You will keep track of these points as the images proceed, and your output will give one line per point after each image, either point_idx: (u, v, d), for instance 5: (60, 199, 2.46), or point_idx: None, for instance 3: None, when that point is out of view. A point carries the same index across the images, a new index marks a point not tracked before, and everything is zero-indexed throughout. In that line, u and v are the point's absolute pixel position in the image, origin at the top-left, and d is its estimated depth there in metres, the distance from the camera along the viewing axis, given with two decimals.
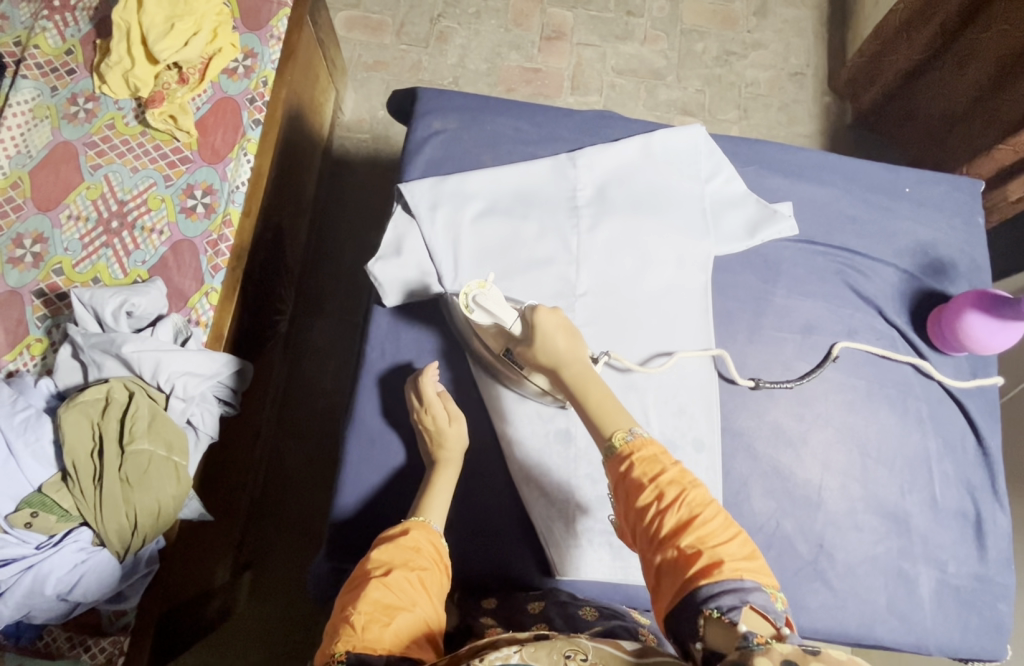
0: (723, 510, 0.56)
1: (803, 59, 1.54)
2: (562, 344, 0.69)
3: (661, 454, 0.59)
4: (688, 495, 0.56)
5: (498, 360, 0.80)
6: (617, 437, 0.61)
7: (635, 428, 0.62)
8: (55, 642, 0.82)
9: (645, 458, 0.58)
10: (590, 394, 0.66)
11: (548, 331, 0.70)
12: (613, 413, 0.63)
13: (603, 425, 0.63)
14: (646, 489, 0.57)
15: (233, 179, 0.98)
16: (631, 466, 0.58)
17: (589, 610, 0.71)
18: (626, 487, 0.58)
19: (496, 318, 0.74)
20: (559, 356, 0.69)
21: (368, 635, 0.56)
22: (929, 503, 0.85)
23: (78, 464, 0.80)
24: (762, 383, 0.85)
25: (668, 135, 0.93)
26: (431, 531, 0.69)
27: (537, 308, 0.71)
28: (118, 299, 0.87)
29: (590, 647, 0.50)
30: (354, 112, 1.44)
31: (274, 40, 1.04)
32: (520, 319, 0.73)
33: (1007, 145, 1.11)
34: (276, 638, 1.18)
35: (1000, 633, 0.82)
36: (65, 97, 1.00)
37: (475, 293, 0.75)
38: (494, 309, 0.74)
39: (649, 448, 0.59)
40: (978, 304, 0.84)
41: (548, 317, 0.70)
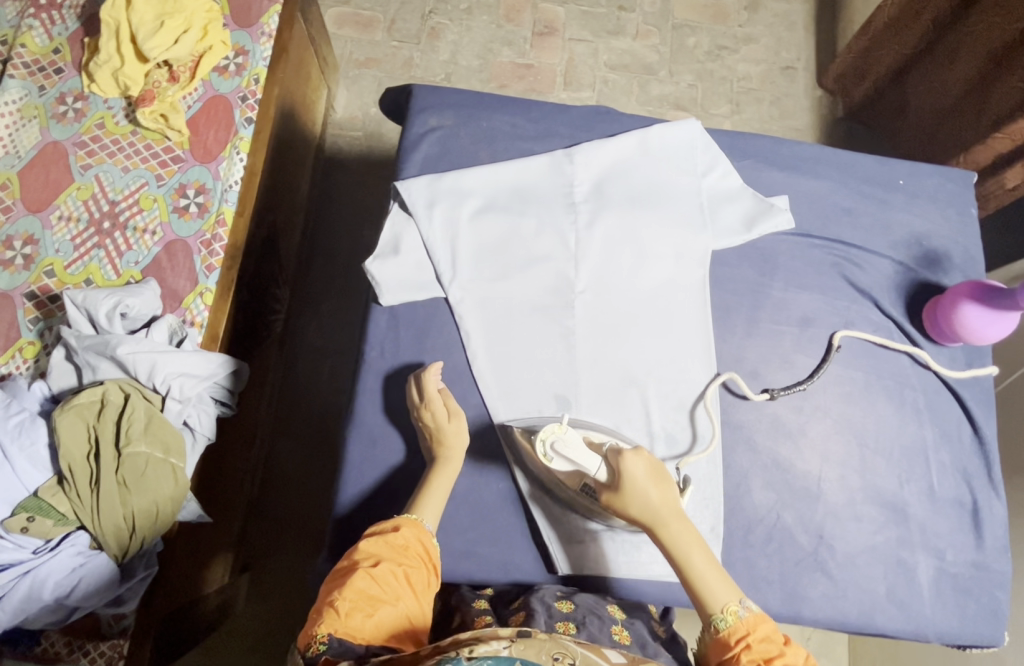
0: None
1: (795, 53, 1.54)
2: (657, 495, 0.67)
3: (775, 634, 0.61)
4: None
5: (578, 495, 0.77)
6: (728, 612, 0.62)
7: (743, 601, 0.64)
8: (54, 647, 0.81)
9: (762, 639, 0.60)
10: (694, 562, 0.65)
11: (639, 484, 0.67)
12: (714, 583, 0.64)
13: (707, 599, 0.64)
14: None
15: (226, 179, 0.97)
16: (747, 647, 0.60)
17: (565, 601, 0.73)
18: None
19: (579, 465, 0.70)
20: (654, 511, 0.66)
21: (351, 622, 0.58)
22: (927, 492, 0.85)
23: (73, 467, 0.80)
24: (776, 394, 0.85)
25: (665, 130, 0.93)
26: (422, 530, 0.69)
27: (621, 452, 0.68)
28: (112, 300, 0.86)
29: (578, 652, 0.51)
30: (346, 110, 1.43)
31: (265, 37, 1.04)
32: (604, 465, 0.69)
33: (1003, 135, 1.15)
34: (276, 638, 1.17)
35: (998, 620, 0.83)
36: (53, 96, 0.99)
37: (553, 439, 0.71)
38: (575, 456, 0.70)
39: (762, 628, 0.61)
40: (972, 295, 0.84)
41: (636, 465, 0.67)
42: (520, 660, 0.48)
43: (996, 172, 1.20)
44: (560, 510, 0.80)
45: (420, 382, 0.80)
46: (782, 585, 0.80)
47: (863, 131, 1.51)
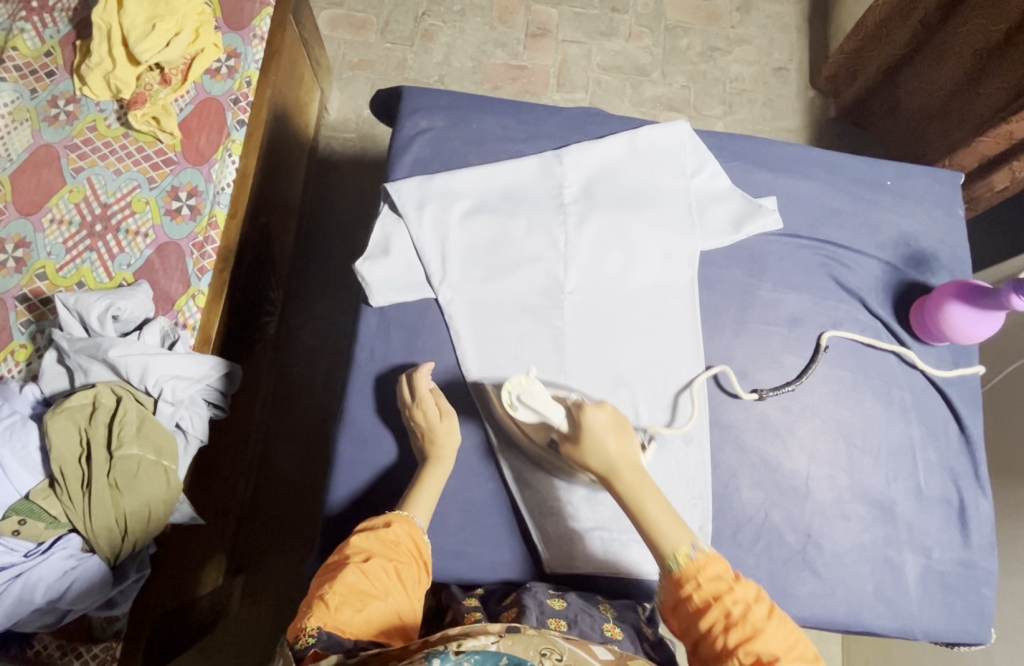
0: (786, 624, 0.57)
1: (787, 55, 1.54)
2: (614, 445, 0.69)
3: (726, 571, 0.59)
4: (753, 612, 0.57)
5: (545, 455, 0.79)
6: (679, 553, 0.61)
7: (696, 543, 0.62)
8: (46, 649, 0.81)
9: (712, 578, 0.59)
10: (647, 506, 0.65)
11: (597, 434, 0.69)
12: (668, 527, 0.64)
13: (661, 542, 0.63)
14: (713, 609, 0.57)
15: (218, 181, 0.98)
16: (698, 587, 0.59)
17: (557, 599, 0.73)
18: (691, 608, 0.58)
19: (543, 414, 0.71)
20: (609, 460, 0.68)
21: (340, 616, 0.58)
22: (914, 490, 0.86)
23: (65, 469, 0.79)
24: (764, 394, 0.86)
25: (654, 131, 0.93)
26: (413, 525, 0.69)
27: (584, 405, 0.71)
28: (104, 303, 0.86)
29: (565, 648, 0.51)
30: (340, 112, 1.43)
31: (257, 40, 1.04)
32: (568, 416, 0.72)
33: (989, 136, 1.15)
34: (269, 640, 1.17)
35: (985, 618, 0.83)
36: (45, 99, 0.99)
37: (518, 390, 0.72)
38: (542, 407, 0.71)
39: (713, 566, 0.60)
40: (958, 295, 0.85)
41: (596, 417, 0.70)
42: (507, 657, 0.48)
43: (983, 175, 1.20)
44: (527, 468, 0.80)
45: (411, 381, 0.80)
46: (770, 584, 0.80)
47: (854, 132, 1.52)
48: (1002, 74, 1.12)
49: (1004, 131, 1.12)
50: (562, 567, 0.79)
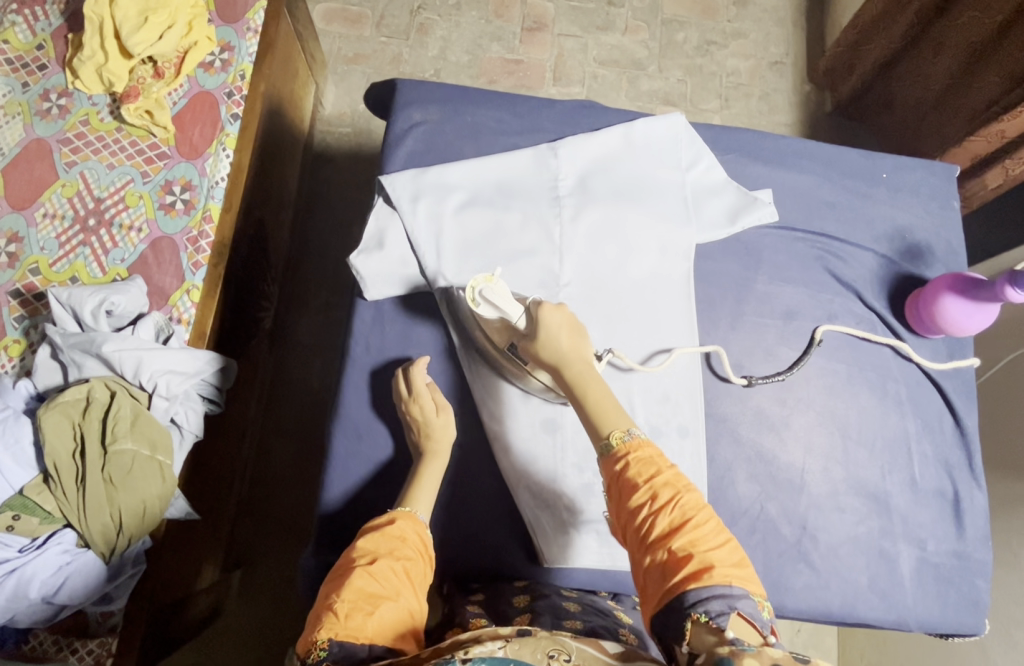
0: (717, 519, 0.55)
1: (783, 49, 1.54)
2: (565, 341, 0.70)
3: (659, 458, 0.58)
4: (684, 500, 0.55)
5: (502, 354, 0.79)
6: (615, 435, 0.61)
7: (632, 428, 0.61)
8: (41, 644, 0.81)
9: (642, 459, 0.58)
10: (590, 393, 0.66)
11: (551, 329, 0.70)
12: (611, 412, 0.63)
13: (601, 424, 0.63)
14: (641, 490, 0.56)
15: (212, 175, 0.97)
16: (627, 466, 0.58)
17: (572, 603, 0.74)
18: (621, 486, 0.57)
19: (503, 312, 0.73)
20: (560, 352, 0.69)
21: (351, 623, 0.57)
22: (909, 482, 0.86)
23: (59, 464, 0.79)
24: (755, 381, 0.86)
25: (649, 123, 0.93)
26: (418, 522, 0.70)
27: (542, 304, 0.71)
28: (97, 298, 0.85)
29: (574, 647, 0.52)
30: (335, 105, 1.42)
31: (251, 33, 1.03)
32: (526, 314, 0.73)
33: (981, 136, 1.17)
34: (266, 636, 1.17)
35: (979, 609, 0.84)
36: (37, 93, 0.98)
37: (481, 287, 0.73)
38: (501, 303, 0.73)
39: (646, 449, 0.59)
40: (953, 287, 0.85)
41: (552, 314, 0.71)
42: (514, 662, 0.49)
43: (977, 173, 1.22)
44: (504, 413, 0.81)
45: (407, 377, 0.80)
46: (766, 576, 0.80)
47: (851, 126, 1.51)
48: (996, 68, 1.12)
49: (996, 130, 1.15)
50: (564, 561, 0.79)
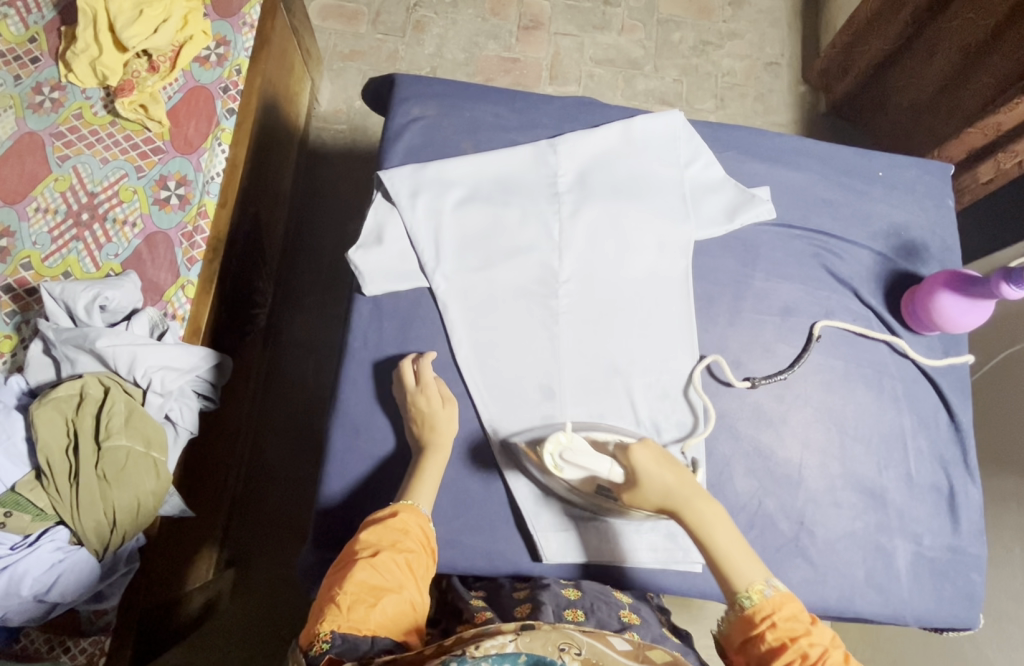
0: None
1: (778, 49, 1.55)
2: (666, 478, 0.69)
3: (801, 613, 0.61)
4: (830, 655, 0.58)
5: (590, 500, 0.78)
6: (754, 590, 0.63)
7: (769, 581, 0.64)
8: (33, 644, 0.81)
9: (788, 618, 0.60)
10: (717, 540, 0.66)
11: (651, 470, 0.69)
12: (741, 564, 0.65)
13: (733, 579, 0.64)
14: (789, 649, 0.59)
15: (208, 170, 0.96)
16: (774, 625, 0.60)
17: (571, 589, 0.75)
18: (765, 646, 0.60)
19: (591, 469, 0.71)
20: (670, 493, 0.68)
21: (353, 615, 0.58)
22: (905, 478, 0.86)
23: (52, 460, 0.78)
24: (758, 383, 0.86)
25: (647, 120, 0.93)
26: (421, 515, 0.69)
27: (630, 447, 0.71)
28: (91, 293, 0.84)
29: (583, 642, 0.52)
30: (331, 102, 1.42)
31: (247, 27, 1.03)
32: (613, 464, 0.71)
33: (977, 128, 1.15)
34: (260, 635, 1.16)
35: (974, 603, 0.84)
36: (29, 86, 0.97)
37: (562, 449, 0.72)
38: (586, 462, 0.71)
39: (788, 607, 0.61)
40: (949, 284, 0.85)
41: (645, 454, 0.70)
42: (525, 654, 0.50)
43: (971, 165, 1.21)
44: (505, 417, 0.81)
45: (413, 365, 0.80)
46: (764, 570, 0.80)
47: (845, 127, 1.52)
48: (989, 68, 1.12)
49: (993, 123, 1.12)
50: (564, 555, 0.79)
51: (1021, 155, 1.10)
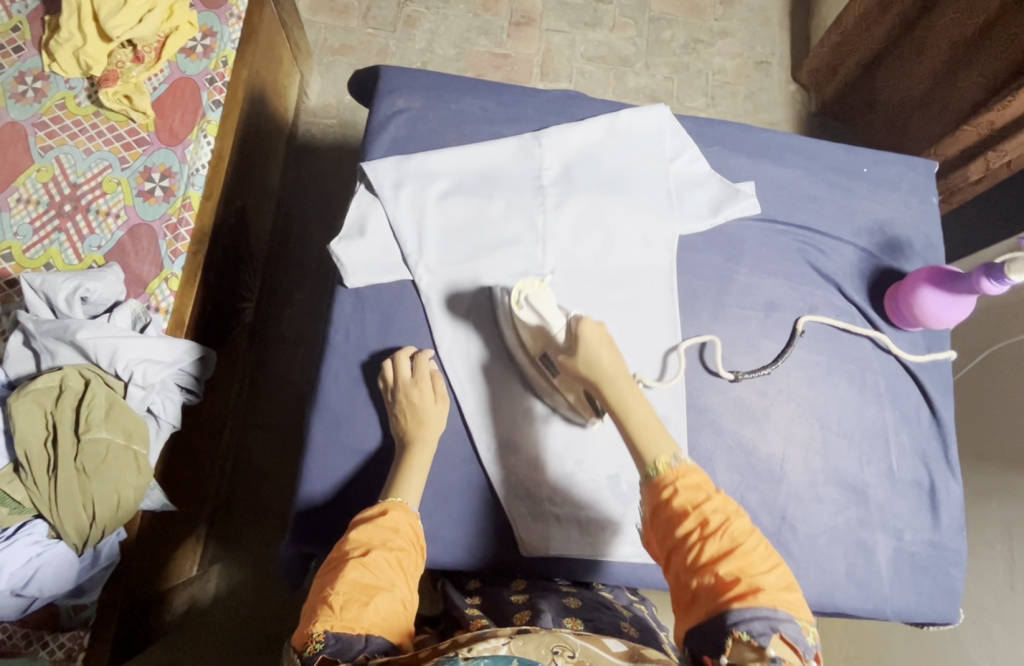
0: (765, 545, 0.56)
1: (768, 48, 1.55)
2: (603, 357, 0.70)
3: (706, 483, 0.60)
4: (732, 525, 0.57)
5: (533, 364, 0.81)
6: (660, 461, 0.62)
7: (678, 454, 0.63)
8: (10, 639, 0.79)
9: (690, 486, 0.59)
10: (631, 413, 0.67)
11: (591, 344, 0.71)
12: (652, 437, 0.65)
13: (644, 450, 0.64)
14: (689, 517, 0.57)
15: (193, 162, 0.96)
16: (676, 492, 0.59)
17: (572, 599, 0.75)
18: (668, 516, 0.59)
19: (544, 320, 0.76)
20: (602, 370, 0.70)
21: (347, 615, 0.57)
22: (887, 473, 0.86)
23: (31, 454, 0.78)
24: (740, 375, 0.86)
25: (633, 114, 0.93)
26: (410, 513, 0.69)
27: (583, 319, 0.73)
28: (71, 284, 0.83)
29: (576, 644, 0.52)
30: (320, 97, 1.41)
31: (233, 19, 1.01)
32: (566, 328, 0.75)
33: (971, 126, 1.14)
34: (243, 634, 1.16)
35: (953, 598, 0.84)
36: (12, 75, 0.96)
37: (529, 292, 0.77)
38: (545, 312, 0.76)
39: (693, 476, 0.60)
40: (931, 281, 0.85)
41: (591, 330, 0.72)
42: (518, 657, 0.49)
43: (959, 164, 1.21)
44: (490, 406, 0.82)
45: (409, 358, 0.80)
46: None
47: (834, 126, 1.52)
48: (979, 68, 1.12)
49: (986, 121, 1.12)
50: (554, 550, 0.79)
51: (1009, 155, 1.10)
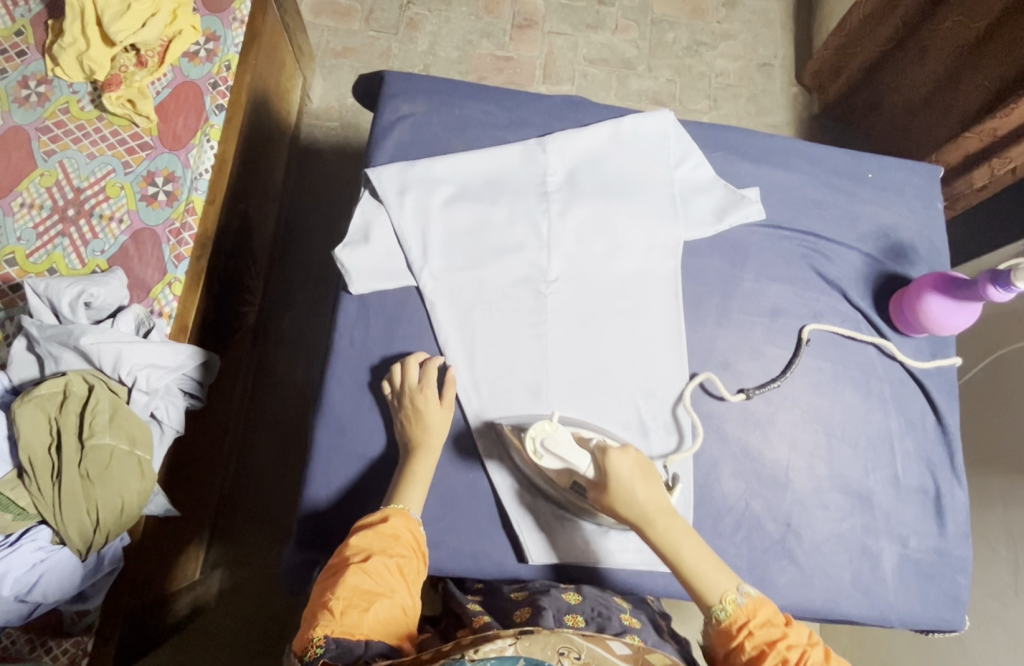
0: (838, 662, 0.61)
1: (771, 51, 1.55)
2: (642, 492, 0.68)
3: (776, 617, 0.63)
4: (809, 654, 0.61)
5: (565, 493, 0.78)
6: (727, 601, 0.64)
7: (740, 587, 0.65)
8: (14, 644, 0.79)
9: (763, 624, 0.62)
10: (685, 554, 0.67)
11: (626, 481, 0.68)
12: (709, 575, 0.66)
13: (706, 591, 0.65)
14: (769, 656, 0.61)
15: (196, 167, 0.96)
16: (750, 633, 0.62)
17: (571, 593, 0.74)
18: (745, 656, 0.61)
19: (569, 462, 0.72)
20: (642, 508, 0.68)
21: (347, 620, 0.58)
22: (892, 480, 0.86)
23: (34, 460, 0.77)
24: (751, 393, 0.85)
25: (637, 119, 0.93)
26: (411, 520, 0.69)
27: (608, 450, 0.70)
28: (75, 290, 0.83)
29: (583, 646, 0.52)
30: (323, 100, 1.41)
31: (237, 22, 1.01)
32: (593, 463, 0.71)
33: (973, 134, 1.14)
34: (246, 637, 1.16)
35: (959, 605, 0.84)
36: (16, 80, 0.96)
37: (543, 436, 0.73)
38: (566, 454, 0.72)
39: (762, 610, 0.63)
40: (937, 286, 0.85)
41: (620, 460, 0.69)
42: (524, 658, 0.49)
43: (964, 172, 1.20)
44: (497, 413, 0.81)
45: (419, 364, 0.80)
46: (750, 573, 0.80)
47: (837, 128, 1.52)
48: (984, 71, 1.12)
49: (988, 128, 1.12)
50: (556, 559, 0.79)
51: (1014, 161, 1.10)
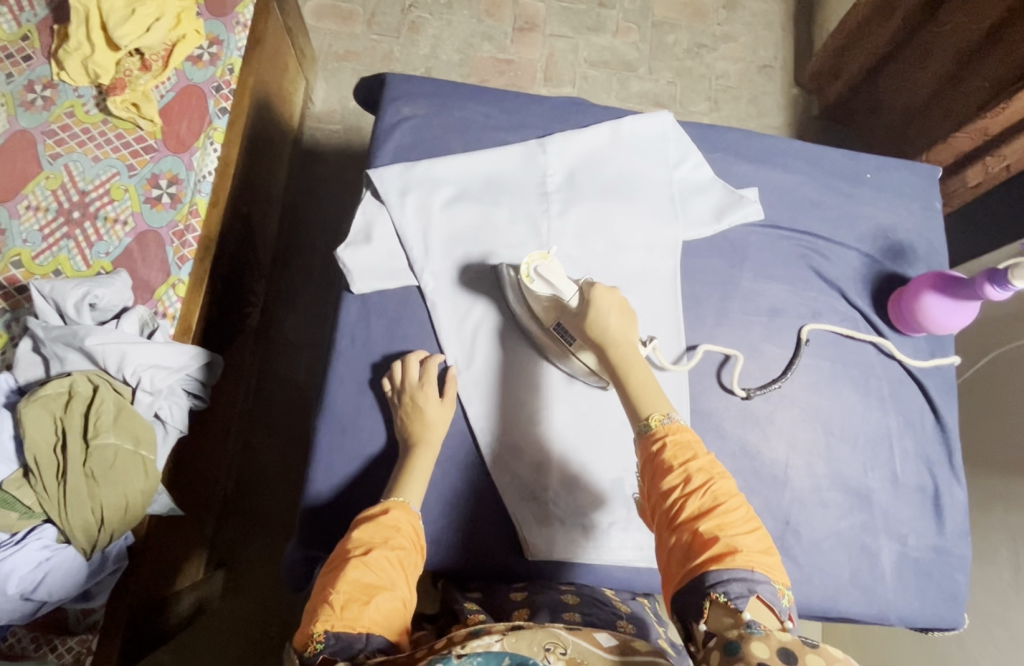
0: (745, 507, 0.58)
1: (772, 52, 1.55)
2: (615, 323, 0.72)
3: (695, 444, 0.62)
4: (713, 486, 0.58)
5: (546, 334, 0.82)
6: (654, 418, 0.64)
7: (671, 413, 0.65)
8: (19, 642, 0.81)
9: (678, 444, 0.61)
10: (631, 374, 0.69)
11: (600, 309, 0.73)
12: (652, 395, 0.67)
13: (641, 407, 0.66)
14: (674, 472, 0.60)
15: (199, 169, 0.97)
16: (663, 447, 0.62)
17: (571, 596, 0.75)
18: (654, 470, 0.61)
19: (557, 288, 0.77)
20: (609, 334, 0.72)
21: (347, 614, 0.58)
22: (891, 478, 0.87)
23: (39, 459, 0.78)
24: (752, 393, 0.86)
25: (637, 120, 0.94)
26: (412, 512, 0.70)
27: (595, 284, 0.74)
28: (80, 291, 0.84)
29: (570, 640, 0.52)
30: (325, 102, 1.42)
31: (240, 26, 1.03)
32: (577, 294, 0.76)
33: (964, 132, 1.16)
34: (252, 636, 1.16)
35: (958, 603, 0.84)
36: (21, 84, 0.97)
37: (537, 263, 0.78)
38: (556, 282, 0.77)
39: (682, 434, 0.62)
40: (935, 286, 0.86)
41: (603, 294, 0.73)
42: (509, 656, 0.50)
43: (957, 171, 1.22)
44: (495, 402, 0.82)
45: (419, 362, 0.81)
46: None
47: (838, 129, 1.52)
48: (983, 72, 1.12)
49: (980, 127, 1.12)
50: (556, 555, 0.79)
51: (1008, 159, 1.11)
